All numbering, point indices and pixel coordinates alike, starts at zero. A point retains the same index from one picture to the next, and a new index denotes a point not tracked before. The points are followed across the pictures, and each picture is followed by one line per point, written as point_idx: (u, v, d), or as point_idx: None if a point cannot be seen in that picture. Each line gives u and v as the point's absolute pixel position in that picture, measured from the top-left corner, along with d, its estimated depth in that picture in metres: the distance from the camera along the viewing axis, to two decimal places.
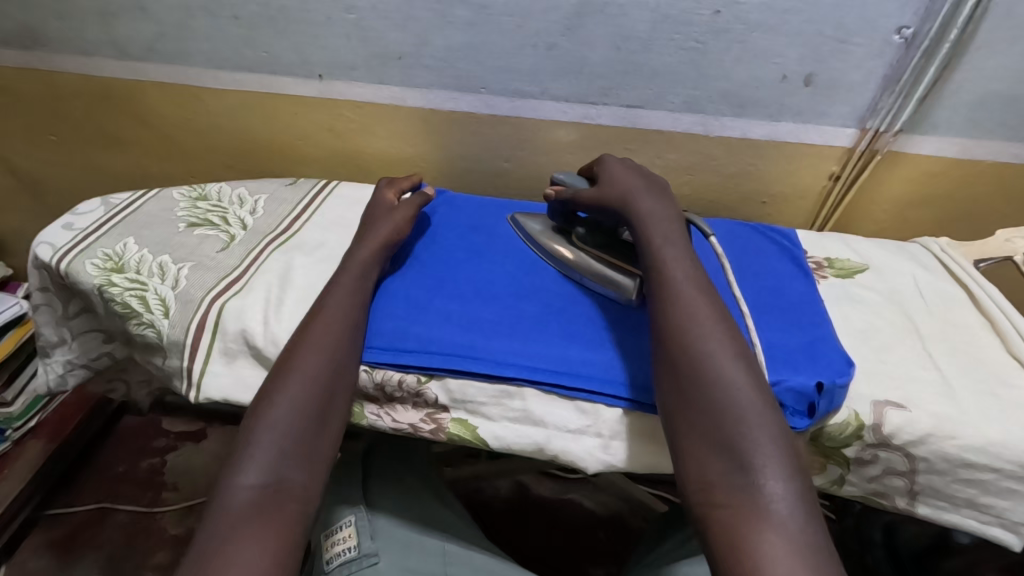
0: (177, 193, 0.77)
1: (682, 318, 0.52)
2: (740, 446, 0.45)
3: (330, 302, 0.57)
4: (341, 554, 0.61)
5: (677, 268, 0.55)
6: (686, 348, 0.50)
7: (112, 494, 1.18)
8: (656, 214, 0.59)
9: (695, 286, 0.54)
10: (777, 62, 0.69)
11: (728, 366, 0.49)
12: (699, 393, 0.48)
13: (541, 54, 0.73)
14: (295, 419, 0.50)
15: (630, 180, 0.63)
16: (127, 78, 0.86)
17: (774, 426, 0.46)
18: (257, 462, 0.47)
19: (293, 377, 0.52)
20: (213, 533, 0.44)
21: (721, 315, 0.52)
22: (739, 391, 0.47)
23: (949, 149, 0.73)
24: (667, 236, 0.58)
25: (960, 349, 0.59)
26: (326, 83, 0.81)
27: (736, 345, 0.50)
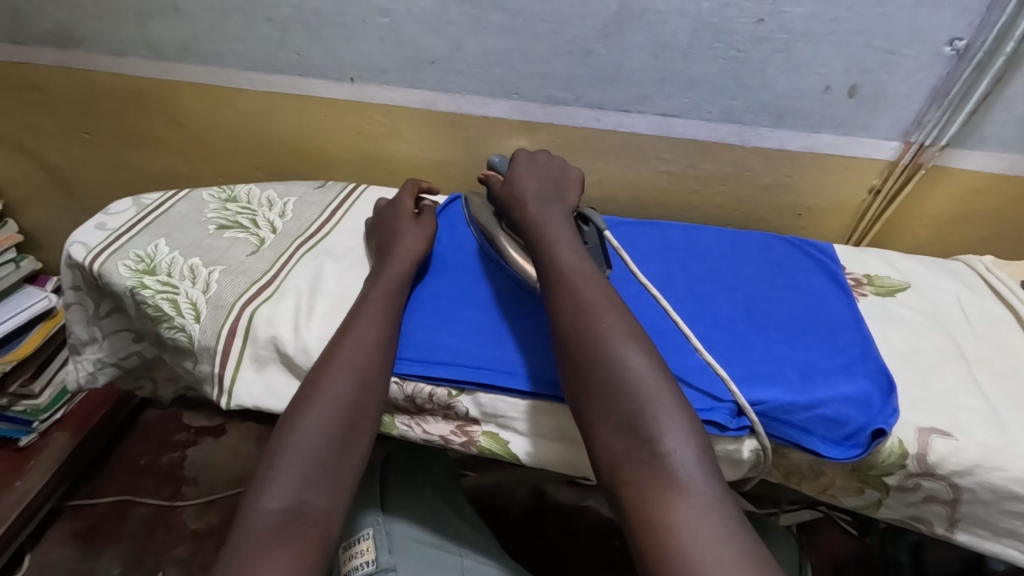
0: (207, 194, 0.77)
1: (573, 297, 0.51)
2: (642, 417, 0.45)
3: (363, 317, 0.56)
4: (360, 567, 0.59)
5: (566, 249, 0.55)
6: (581, 327, 0.49)
7: (134, 487, 1.19)
8: (542, 208, 0.59)
9: (585, 266, 0.54)
10: (821, 73, 0.67)
11: (621, 339, 0.48)
12: (594, 370, 0.47)
13: (577, 60, 0.72)
14: (324, 441, 0.48)
15: (527, 173, 0.64)
16: (159, 78, 0.87)
17: (671, 395, 0.46)
18: (278, 484, 0.46)
19: (318, 398, 0.50)
20: (232, 558, 0.42)
21: (609, 291, 0.52)
22: (633, 363, 0.47)
23: (996, 164, 0.71)
24: (558, 221, 0.58)
25: (1008, 375, 0.57)
26: (357, 86, 0.81)
27: (625, 319, 0.50)
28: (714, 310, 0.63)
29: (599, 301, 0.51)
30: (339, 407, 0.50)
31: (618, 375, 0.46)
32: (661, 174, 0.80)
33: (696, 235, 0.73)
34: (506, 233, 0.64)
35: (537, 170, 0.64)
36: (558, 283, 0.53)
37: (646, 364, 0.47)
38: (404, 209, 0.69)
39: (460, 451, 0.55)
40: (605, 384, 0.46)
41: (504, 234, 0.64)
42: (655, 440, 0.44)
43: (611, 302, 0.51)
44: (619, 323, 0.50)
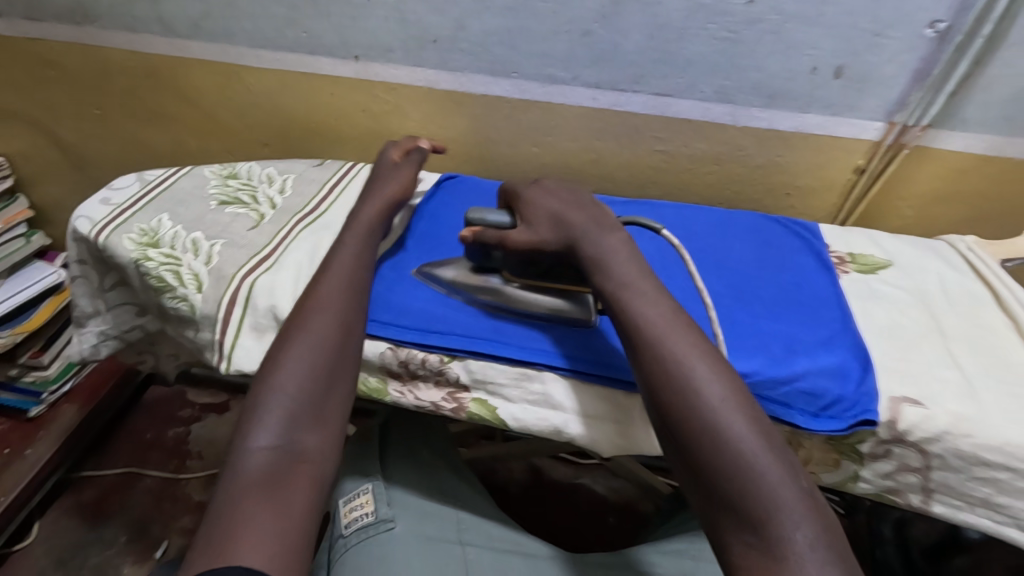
0: (209, 171, 0.79)
1: (657, 356, 0.47)
2: (744, 492, 0.40)
3: (331, 269, 0.58)
4: (359, 519, 0.63)
5: (642, 296, 0.50)
6: (670, 389, 0.45)
7: (140, 459, 1.23)
8: (604, 247, 0.54)
9: (667, 316, 0.49)
10: (810, 54, 0.68)
11: (717, 402, 0.44)
12: (691, 439, 0.43)
13: (574, 40, 0.73)
14: (302, 381, 0.50)
15: (561, 203, 0.58)
16: (169, 54, 0.88)
17: (778, 464, 0.41)
18: (265, 422, 0.47)
19: (300, 339, 0.52)
20: (226, 490, 0.43)
21: (698, 341, 0.47)
22: (733, 431, 0.42)
23: (978, 146, 0.72)
24: (621, 255, 0.53)
25: (981, 349, 0.58)
26: (362, 64, 0.82)
27: (721, 378, 0.45)
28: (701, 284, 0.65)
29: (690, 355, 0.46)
30: (321, 344, 0.52)
31: (714, 444, 0.42)
32: (655, 154, 0.81)
33: (687, 214, 0.75)
34: (522, 285, 0.59)
35: (568, 198, 0.59)
36: (637, 339, 0.48)
37: (747, 431, 0.42)
38: (390, 165, 0.70)
39: (451, 417, 0.57)
40: (702, 454, 0.43)
41: (516, 289, 0.59)
42: (761, 519, 0.39)
43: (705, 357, 0.46)
44: (716, 385, 0.45)
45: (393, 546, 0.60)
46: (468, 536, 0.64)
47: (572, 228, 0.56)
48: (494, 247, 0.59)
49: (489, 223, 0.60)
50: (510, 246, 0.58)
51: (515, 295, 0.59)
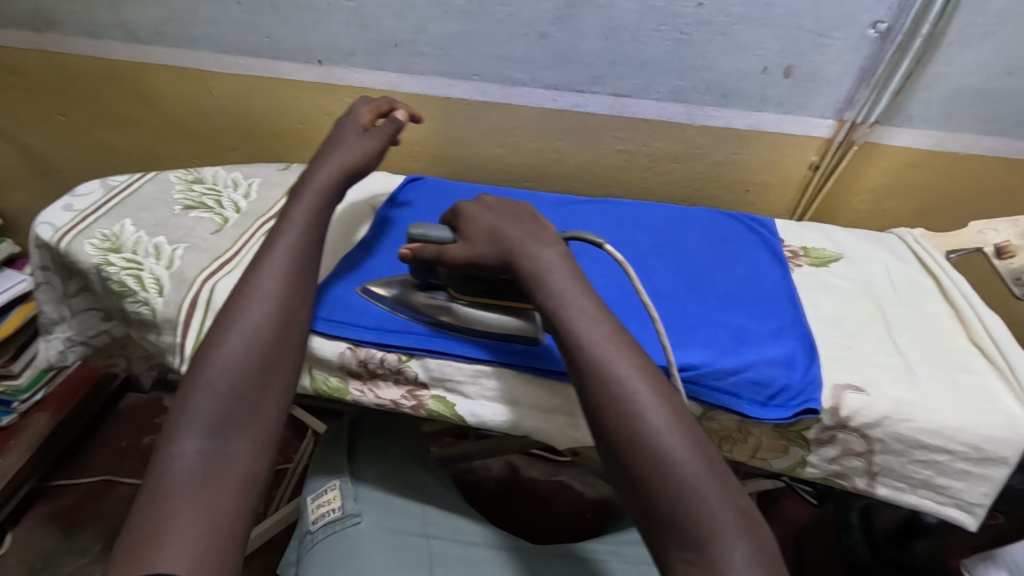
0: (174, 176, 0.79)
1: (601, 378, 0.45)
2: (688, 514, 0.40)
3: (265, 272, 0.55)
4: (326, 515, 0.65)
5: (584, 317, 0.48)
6: (615, 411, 0.44)
7: (115, 467, 1.22)
8: (540, 264, 0.51)
9: (611, 337, 0.47)
10: (759, 54, 0.70)
11: (661, 425, 0.43)
12: (635, 462, 0.42)
13: (532, 43, 0.75)
14: (230, 390, 0.48)
15: (500, 217, 0.56)
16: (133, 60, 0.88)
17: (720, 487, 0.41)
18: (190, 429, 0.46)
19: (231, 343, 0.51)
20: (148, 500, 0.42)
21: (640, 362, 0.46)
22: (675, 453, 0.42)
23: (924, 141, 0.75)
24: (558, 270, 0.51)
25: (923, 337, 0.60)
26: (325, 68, 0.83)
27: (665, 399, 0.44)
28: (655, 280, 0.66)
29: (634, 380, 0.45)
30: (252, 347, 0.51)
31: (657, 467, 0.42)
32: (617, 153, 0.83)
33: (647, 211, 0.76)
34: (468, 300, 0.58)
35: (505, 212, 0.57)
36: (579, 362, 0.47)
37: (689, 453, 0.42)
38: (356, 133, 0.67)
39: (410, 414, 0.58)
40: (646, 477, 0.42)
41: (462, 305, 0.58)
42: (704, 543, 0.39)
43: (648, 378, 0.45)
44: (658, 407, 0.44)
45: (359, 540, 0.61)
46: (434, 530, 0.65)
47: (511, 242, 0.54)
48: (436, 264, 0.57)
49: (429, 240, 0.57)
50: (450, 263, 0.56)
51: (460, 312, 0.58)
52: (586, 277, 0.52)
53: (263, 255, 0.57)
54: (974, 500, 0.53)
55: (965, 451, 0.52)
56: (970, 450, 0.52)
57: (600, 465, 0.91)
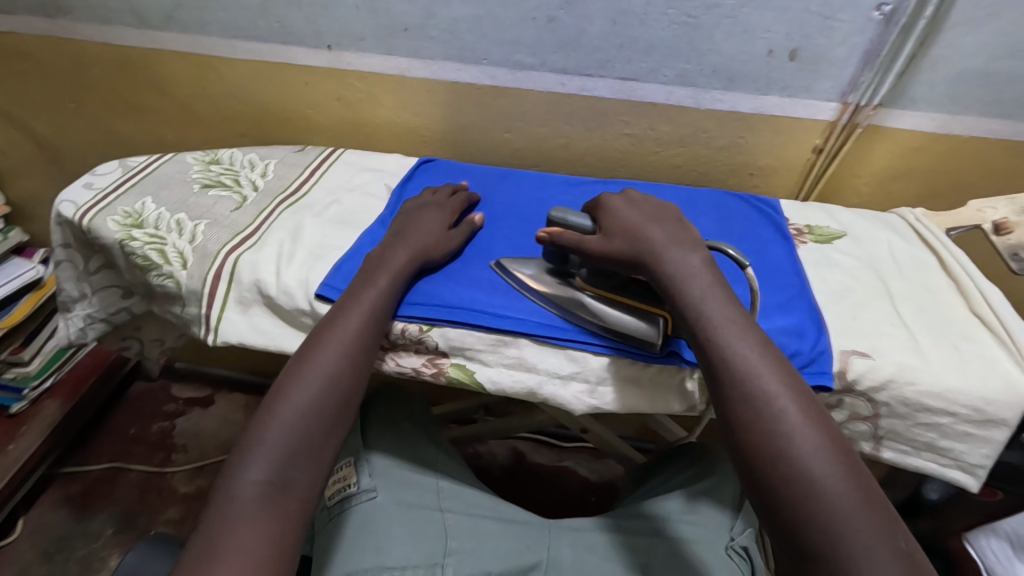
0: (191, 157, 0.80)
1: (745, 396, 0.47)
2: (834, 546, 0.40)
3: (352, 298, 0.57)
4: (342, 490, 0.67)
5: (732, 334, 0.49)
6: (758, 432, 0.45)
7: (125, 453, 1.23)
8: (684, 270, 0.53)
9: (758, 356, 0.48)
10: (765, 37, 0.72)
11: (805, 450, 0.43)
12: (775, 487, 0.43)
13: (541, 27, 0.76)
14: (306, 421, 0.51)
15: (644, 216, 0.58)
16: (145, 46, 0.90)
17: (872, 522, 0.40)
18: (263, 461, 0.48)
19: (308, 379, 0.53)
20: (216, 522, 0.45)
21: (791, 385, 0.47)
22: (824, 482, 0.42)
23: (927, 124, 0.77)
24: (700, 277, 0.53)
25: (927, 308, 0.62)
26: (335, 53, 0.84)
27: (813, 426, 0.45)
28: None
29: (780, 409, 0.45)
30: (325, 386, 0.53)
31: (804, 492, 0.42)
32: (624, 137, 0.85)
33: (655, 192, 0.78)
34: (596, 293, 0.58)
35: (648, 213, 0.59)
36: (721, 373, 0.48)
37: (840, 484, 0.42)
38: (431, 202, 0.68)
39: (431, 382, 0.60)
40: (786, 500, 0.43)
41: (590, 297, 0.58)
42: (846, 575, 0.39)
43: (795, 404, 0.46)
44: (805, 432, 0.44)
45: (376, 515, 0.63)
46: (448, 503, 0.67)
47: (650, 243, 0.55)
48: (572, 250, 0.58)
49: (570, 225, 0.59)
50: (586, 254, 0.57)
51: (587, 303, 0.57)
52: (727, 286, 0.53)
53: (360, 280, 0.59)
54: (975, 460, 0.56)
55: (967, 413, 0.54)
56: (971, 413, 0.54)
57: (609, 445, 0.93)
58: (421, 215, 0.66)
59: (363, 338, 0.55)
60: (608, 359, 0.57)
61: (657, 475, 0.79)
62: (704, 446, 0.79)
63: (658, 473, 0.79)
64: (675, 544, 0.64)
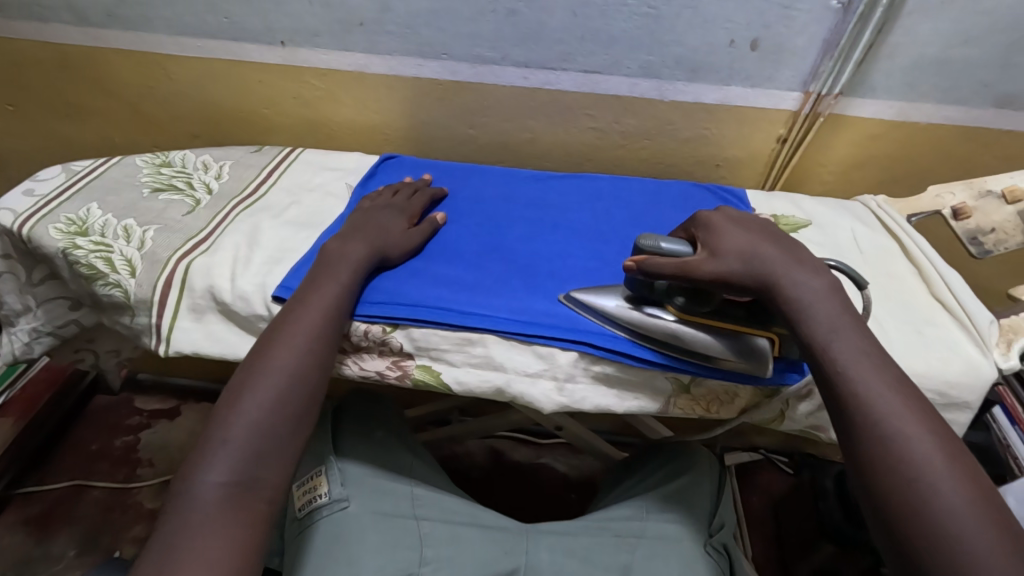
0: (140, 160, 0.77)
1: (851, 387, 0.46)
2: (944, 541, 0.39)
3: (315, 292, 0.54)
4: (313, 501, 0.64)
5: (837, 330, 0.48)
6: (864, 424, 0.45)
7: (86, 471, 1.18)
8: (810, 293, 0.50)
9: (863, 350, 0.47)
10: (726, 28, 0.72)
11: (914, 445, 0.43)
12: (880, 480, 0.43)
13: (500, 20, 0.75)
14: (270, 419, 0.48)
15: (751, 236, 0.54)
16: (87, 45, 0.86)
17: (981, 520, 0.40)
18: (227, 461, 0.45)
19: (266, 376, 0.50)
20: (182, 523, 0.43)
21: (823, 282, 0.51)
22: (932, 477, 0.42)
23: (886, 112, 0.78)
24: (826, 304, 0.49)
25: (891, 294, 0.63)
26: (289, 50, 0.82)
27: (921, 419, 0.44)
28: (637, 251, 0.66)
29: (885, 400, 0.45)
30: (285, 382, 0.50)
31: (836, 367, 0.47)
32: (590, 131, 0.84)
33: (623, 184, 0.76)
34: (688, 321, 0.54)
35: (755, 229, 0.55)
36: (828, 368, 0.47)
37: (950, 482, 0.41)
38: (387, 198, 0.67)
39: (396, 385, 0.58)
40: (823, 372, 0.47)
41: (682, 325, 0.54)
42: (902, 479, 0.42)
43: (901, 397, 0.45)
44: (911, 423, 0.44)
45: (348, 527, 0.60)
46: (423, 510, 0.65)
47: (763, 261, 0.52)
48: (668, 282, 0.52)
49: (665, 253, 0.53)
50: (689, 283, 0.51)
51: (682, 332, 0.54)
52: (838, 294, 0.51)
53: (318, 275, 0.56)
54: None
55: (931, 398, 0.55)
56: (936, 397, 0.55)
57: (585, 442, 0.92)
58: (380, 214, 0.64)
59: (326, 332, 0.53)
60: (577, 354, 0.55)
61: (634, 472, 0.79)
62: (686, 442, 0.79)
63: (639, 469, 0.78)
64: (653, 543, 0.63)
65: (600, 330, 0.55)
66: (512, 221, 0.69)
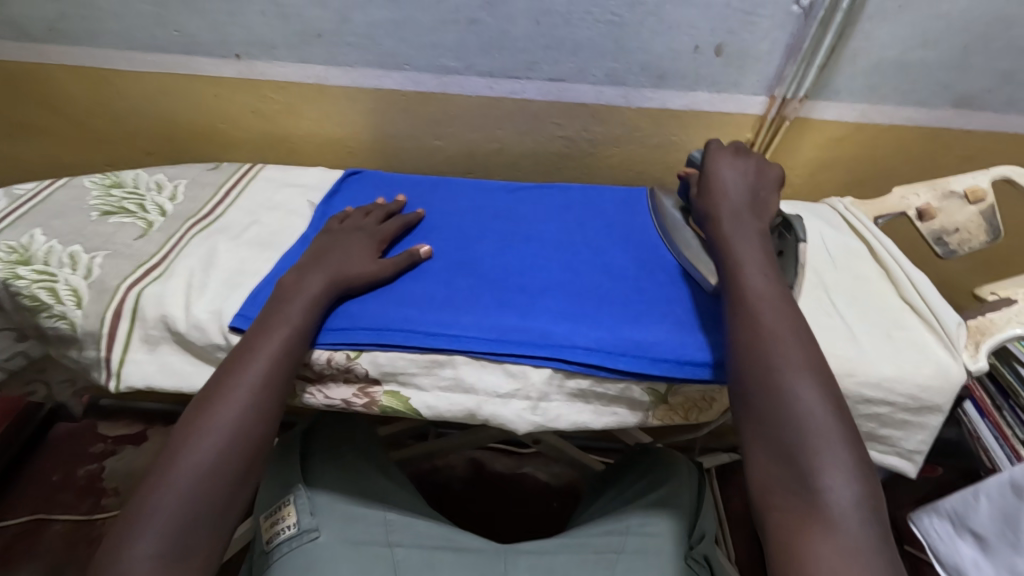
0: (89, 181, 0.73)
1: (755, 333, 0.49)
2: (803, 447, 0.43)
3: (266, 337, 0.52)
4: (282, 531, 0.61)
5: (755, 274, 0.53)
6: (759, 367, 0.48)
7: (48, 504, 1.13)
8: (739, 233, 0.56)
9: (774, 295, 0.51)
10: (690, 34, 0.71)
11: (796, 371, 0.47)
12: (757, 399, 0.47)
13: (462, 29, 0.73)
14: (205, 483, 0.45)
15: (740, 182, 0.61)
16: (30, 61, 0.81)
17: (841, 438, 0.44)
18: (156, 531, 0.42)
19: (206, 433, 0.47)
20: None
21: (771, 280, 0.53)
22: (804, 399, 0.45)
23: (850, 114, 0.79)
24: (751, 242, 0.55)
25: (861, 298, 0.62)
26: (244, 63, 0.79)
27: (807, 353, 0.48)
28: (608, 259, 0.64)
29: (775, 335, 0.49)
30: (223, 442, 0.47)
31: (761, 352, 0.48)
32: (558, 139, 0.84)
33: (593, 193, 0.75)
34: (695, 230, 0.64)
35: (738, 182, 0.61)
36: (737, 305, 0.51)
37: (820, 404, 0.45)
38: (359, 220, 0.65)
39: (364, 412, 0.56)
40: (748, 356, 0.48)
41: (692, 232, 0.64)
42: (801, 467, 0.43)
43: (791, 335, 0.49)
44: (794, 353, 0.48)
45: (318, 556, 0.58)
46: (397, 537, 0.62)
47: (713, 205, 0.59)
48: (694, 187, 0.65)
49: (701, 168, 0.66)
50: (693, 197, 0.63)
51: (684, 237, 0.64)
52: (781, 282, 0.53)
53: (271, 314, 0.53)
54: (913, 447, 0.57)
55: (904, 402, 0.55)
56: (908, 402, 0.55)
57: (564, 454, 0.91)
58: (348, 237, 0.62)
59: (274, 382, 0.50)
60: (550, 372, 0.54)
61: (615, 486, 0.77)
62: (664, 449, 0.78)
63: (619, 481, 0.77)
64: (634, 559, 0.62)
65: (573, 344, 0.54)
66: (483, 236, 0.67)
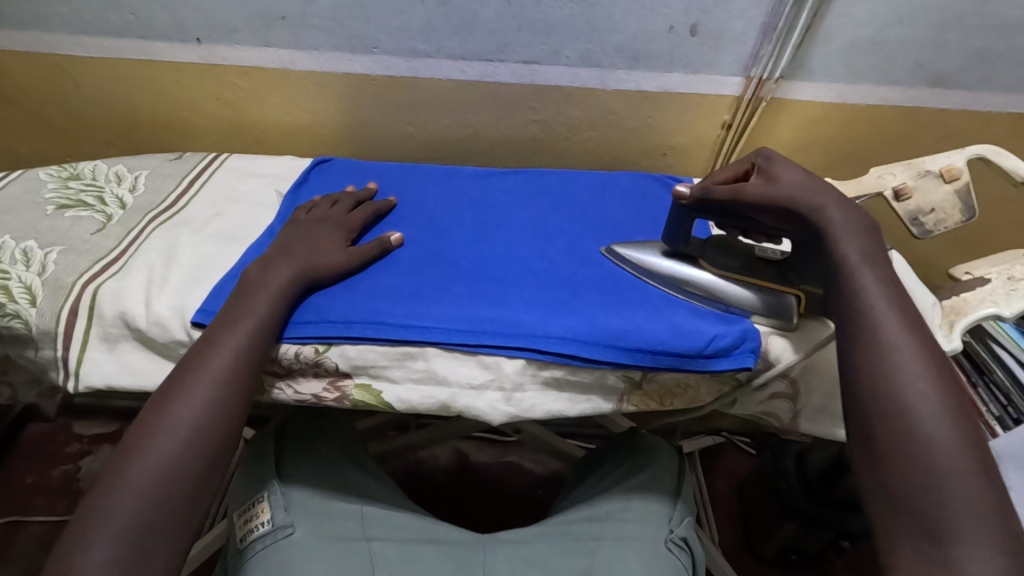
0: (44, 173, 0.70)
1: (883, 369, 0.43)
2: (936, 507, 0.38)
3: (230, 330, 0.50)
4: (255, 529, 0.60)
5: (880, 297, 0.46)
6: (886, 408, 0.42)
7: (22, 506, 1.08)
8: (848, 227, 0.48)
9: (904, 325, 0.45)
10: (664, 13, 0.70)
11: (931, 416, 0.41)
12: (885, 438, 0.41)
13: (431, 10, 0.71)
14: (165, 484, 0.44)
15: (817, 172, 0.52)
16: None
17: (985, 501, 0.38)
18: (112, 535, 0.41)
19: (160, 435, 0.45)
20: None
21: (903, 307, 0.46)
22: (942, 451, 0.40)
23: (825, 94, 0.78)
24: (857, 240, 0.48)
25: None
26: (206, 47, 0.76)
27: (946, 396, 0.42)
28: (584, 245, 0.63)
29: (918, 387, 0.42)
30: (182, 442, 0.45)
31: (889, 391, 0.42)
32: (533, 123, 0.82)
33: (568, 178, 0.73)
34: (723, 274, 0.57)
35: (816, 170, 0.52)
36: (862, 333, 0.45)
37: (958, 458, 0.39)
38: (327, 209, 0.63)
39: (335, 407, 0.55)
40: (875, 394, 0.43)
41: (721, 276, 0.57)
42: (934, 529, 0.38)
43: (940, 390, 0.42)
44: (937, 409, 0.41)
45: (292, 555, 0.56)
46: (374, 532, 0.61)
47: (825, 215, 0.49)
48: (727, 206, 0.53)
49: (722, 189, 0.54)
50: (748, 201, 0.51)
51: (717, 284, 0.57)
52: (912, 309, 0.46)
53: (235, 307, 0.52)
54: None
55: None
56: None
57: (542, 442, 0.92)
58: (316, 227, 0.60)
59: (240, 377, 0.49)
60: (523, 363, 0.53)
61: (594, 472, 0.77)
62: (643, 434, 0.78)
63: (599, 468, 0.77)
64: (615, 545, 0.62)
65: (547, 333, 0.53)
66: (455, 224, 0.65)
